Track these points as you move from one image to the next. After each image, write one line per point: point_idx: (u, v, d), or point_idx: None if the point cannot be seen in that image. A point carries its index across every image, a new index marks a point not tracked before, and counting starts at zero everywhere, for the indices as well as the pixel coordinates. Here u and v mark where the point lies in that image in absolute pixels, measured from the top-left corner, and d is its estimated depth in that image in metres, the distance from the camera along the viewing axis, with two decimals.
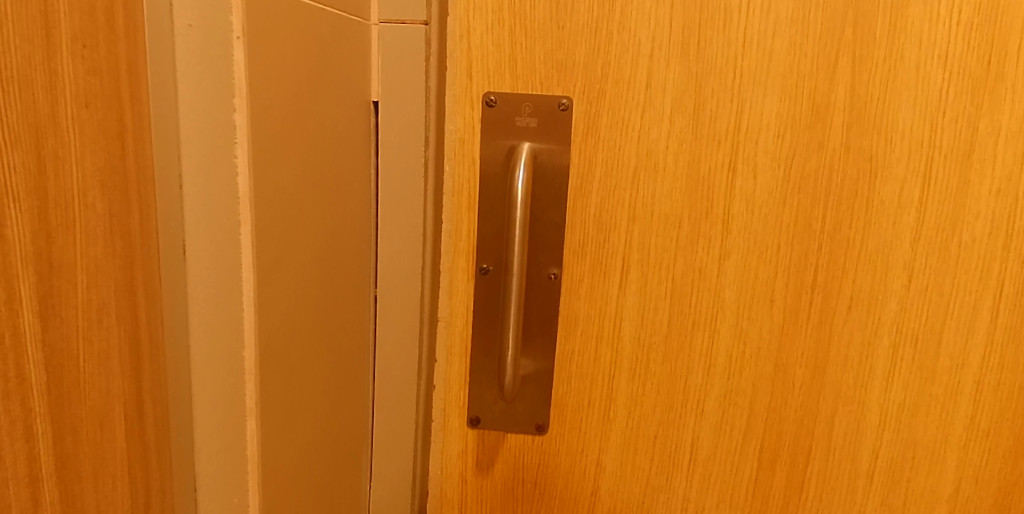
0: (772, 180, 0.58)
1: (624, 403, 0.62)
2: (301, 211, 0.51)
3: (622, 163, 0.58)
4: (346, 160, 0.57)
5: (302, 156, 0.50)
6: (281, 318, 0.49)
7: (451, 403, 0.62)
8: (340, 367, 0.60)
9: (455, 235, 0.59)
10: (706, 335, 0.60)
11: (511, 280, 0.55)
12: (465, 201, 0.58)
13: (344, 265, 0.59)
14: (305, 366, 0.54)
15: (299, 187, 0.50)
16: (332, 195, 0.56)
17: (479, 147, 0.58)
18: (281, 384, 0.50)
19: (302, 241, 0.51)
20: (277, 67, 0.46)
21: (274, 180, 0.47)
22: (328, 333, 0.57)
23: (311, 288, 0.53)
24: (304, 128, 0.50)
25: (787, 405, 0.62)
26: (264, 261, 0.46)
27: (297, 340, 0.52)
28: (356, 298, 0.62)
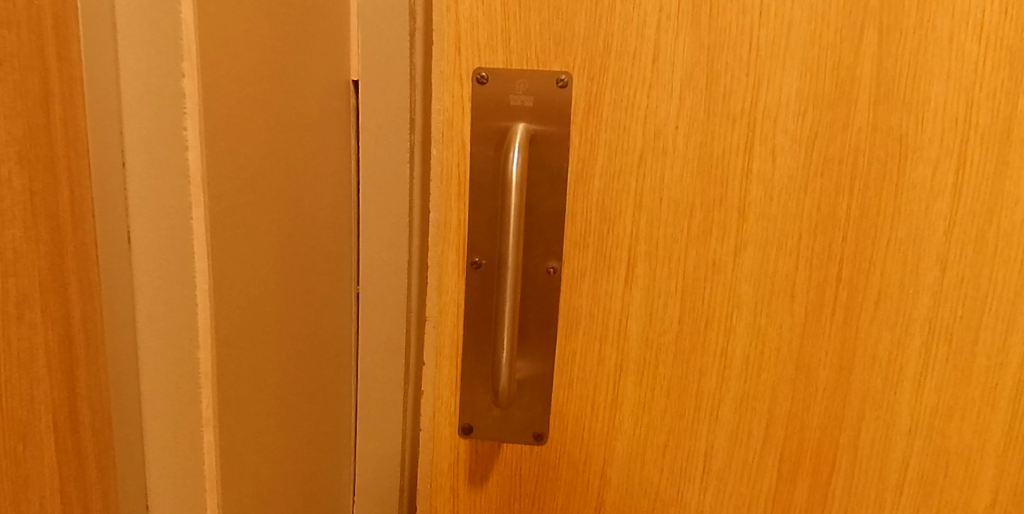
0: (792, 162, 0.53)
1: (630, 409, 0.57)
2: (265, 200, 0.46)
3: (628, 146, 0.52)
4: (320, 146, 0.53)
5: (267, 140, 0.46)
6: (243, 316, 0.44)
7: (442, 410, 0.57)
8: (312, 369, 0.56)
9: (443, 225, 0.54)
10: (721, 334, 0.55)
11: (505, 273, 0.50)
12: (455, 189, 0.53)
13: (317, 260, 0.55)
14: (271, 369, 0.49)
15: (262, 173, 0.46)
16: (303, 184, 0.51)
17: (470, 129, 0.52)
18: (244, 391, 0.45)
19: (266, 233, 0.47)
20: (238, 38, 0.41)
21: (234, 164, 0.42)
22: (297, 332, 0.53)
23: (278, 284, 0.49)
24: (270, 109, 0.46)
25: (809, 410, 0.57)
26: (223, 253, 0.41)
27: (262, 341, 0.47)
28: (331, 298, 0.57)
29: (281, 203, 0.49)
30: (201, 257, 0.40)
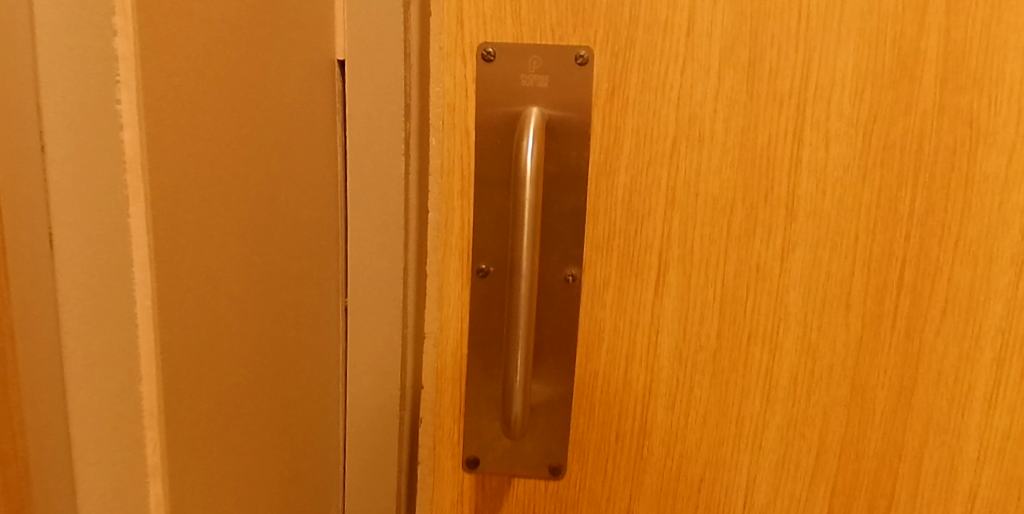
0: (847, 150, 0.45)
1: (661, 438, 0.49)
2: (227, 204, 0.40)
3: (658, 133, 0.45)
4: (299, 145, 0.47)
5: (227, 133, 0.39)
6: (196, 339, 0.38)
7: (442, 441, 0.49)
8: (291, 398, 0.49)
9: (444, 227, 0.46)
10: (766, 352, 0.48)
11: (518, 284, 0.42)
12: (457, 185, 0.45)
13: (297, 275, 0.48)
14: (235, 400, 0.42)
15: (222, 172, 0.39)
16: (278, 188, 0.45)
17: (475, 115, 0.45)
18: (199, 426, 0.39)
19: (228, 242, 0.40)
20: (185, 13, 0.35)
21: (183, 161, 0.36)
22: (270, 357, 0.46)
23: (246, 295, 0.43)
24: (231, 100, 0.39)
25: (865, 436, 0.49)
26: (169, 264, 0.35)
27: (225, 366, 0.41)
28: (315, 317, 0.50)
29: (252, 192, 0.42)
30: (140, 269, 0.34)
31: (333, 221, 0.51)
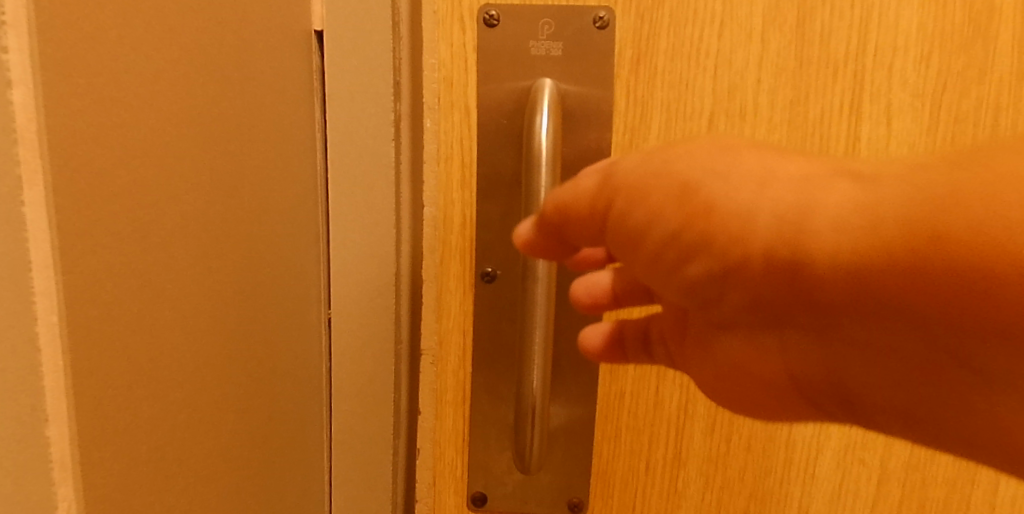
0: (913, 125, 0.39)
1: (698, 468, 0.42)
2: (169, 199, 0.31)
3: (692, 108, 0.38)
4: (260, 132, 0.39)
5: (169, 106, 0.31)
6: (131, 371, 0.29)
7: (443, 474, 0.42)
8: (255, 432, 0.41)
9: (442, 223, 0.39)
10: None
11: (535, 290, 0.35)
12: (456, 173, 0.38)
13: (255, 285, 0.40)
14: (181, 440, 0.33)
15: (156, 155, 0.30)
16: (235, 182, 0.37)
17: (475, 90, 0.38)
18: (131, 475, 0.30)
19: (170, 246, 0.32)
20: None
21: (112, 138, 0.27)
22: (231, 388, 0.38)
23: (191, 303, 0.34)
24: (169, 65, 0.31)
25: (934, 461, 0.43)
26: (91, 276, 0.27)
27: (166, 396, 0.32)
28: (286, 335, 0.43)
29: (201, 178, 0.34)
30: (41, 272, 0.24)
31: (309, 220, 0.44)
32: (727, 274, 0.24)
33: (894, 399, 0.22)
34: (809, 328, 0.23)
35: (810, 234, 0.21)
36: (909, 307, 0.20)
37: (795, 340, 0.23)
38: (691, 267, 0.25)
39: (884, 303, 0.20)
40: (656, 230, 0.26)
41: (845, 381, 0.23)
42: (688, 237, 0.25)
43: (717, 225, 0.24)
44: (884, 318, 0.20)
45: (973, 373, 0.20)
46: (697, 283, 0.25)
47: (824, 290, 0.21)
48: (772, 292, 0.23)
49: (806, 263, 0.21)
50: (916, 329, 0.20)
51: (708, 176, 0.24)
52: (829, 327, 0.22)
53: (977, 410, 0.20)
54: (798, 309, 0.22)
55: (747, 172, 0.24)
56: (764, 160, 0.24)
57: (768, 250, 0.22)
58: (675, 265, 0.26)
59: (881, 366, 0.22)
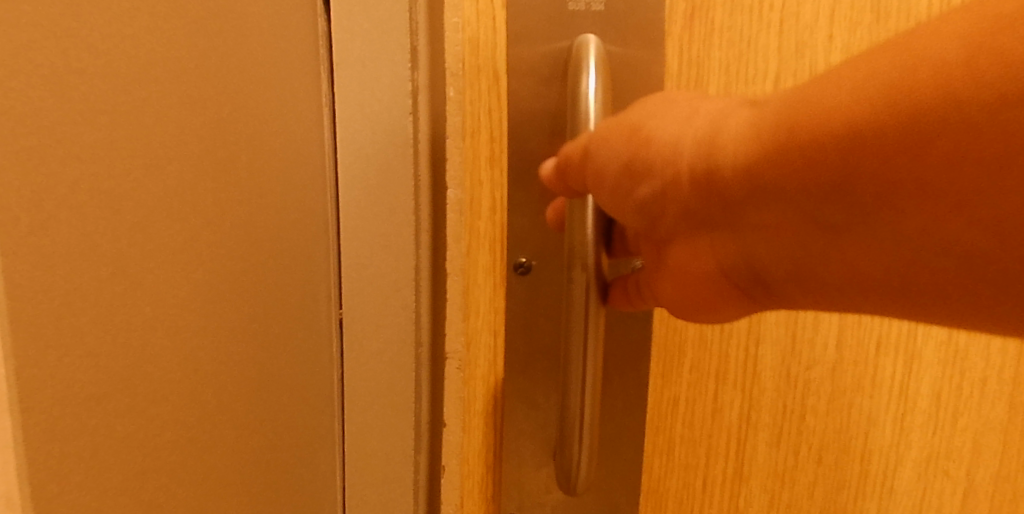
0: None
1: (763, 484, 0.37)
2: (141, 169, 0.28)
3: (754, 68, 0.33)
4: (242, 106, 0.34)
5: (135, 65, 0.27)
6: (64, 383, 0.24)
7: (472, 497, 0.35)
8: (254, 443, 0.36)
9: (469, 209, 0.33)
10: (901, 365, 0.36)
11: (587, 278, 0.30)
12: (484, 149, 0.33)
13: (254, 279, 0.36)
14: (160, 449, 0.29)
15: (110, 117, 0.26)
16: (225, 159, 0.33)
17: (503, 51, 0.32)
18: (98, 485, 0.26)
19: (146, 225, 0.28)
20: None
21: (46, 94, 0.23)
22: (217, 398, 0.33)
23: (173, 296, 0.30)
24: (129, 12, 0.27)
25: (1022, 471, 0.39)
26: (10, 265, 0.22)
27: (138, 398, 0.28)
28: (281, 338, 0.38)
29: (175, 148, 0.30)
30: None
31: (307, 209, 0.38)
32: (666, 192, 0.27)
33: (784, 271, 0.26)
34: (725, 228, 0.26)
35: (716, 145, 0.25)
36: (782, 187, 0.24)
37: (715, 239, 0.27)
38: (639, 196, 0.28)
39: (763, 188, 0.24)
40: (612, 171, 0.27)
41: (756, 268, 0.26)
42: (636, 169, 0.27)
43: (655, 153, 0.27)
44: (768, 201, 0.24)
45: (870, 241, 0.23)
46: (645, 206, 0.28)
47: (730, 190, 0.25)
48: (698, 200, 0.26)
49: (718, 171, 0.25)
50: (793, 207, 0.24)
51: (646, 115, 0.27)
52: (736, 219, 0.26)
53: (833, 260, 0.24)
54: (712, 208, 0.26)
55: (679, 110, 0.27)
56: (687, 98, 0.28)
57: (690, 166, 0.26)
58: (624, 194, 0.28)
59: (778, 246, 0.25)
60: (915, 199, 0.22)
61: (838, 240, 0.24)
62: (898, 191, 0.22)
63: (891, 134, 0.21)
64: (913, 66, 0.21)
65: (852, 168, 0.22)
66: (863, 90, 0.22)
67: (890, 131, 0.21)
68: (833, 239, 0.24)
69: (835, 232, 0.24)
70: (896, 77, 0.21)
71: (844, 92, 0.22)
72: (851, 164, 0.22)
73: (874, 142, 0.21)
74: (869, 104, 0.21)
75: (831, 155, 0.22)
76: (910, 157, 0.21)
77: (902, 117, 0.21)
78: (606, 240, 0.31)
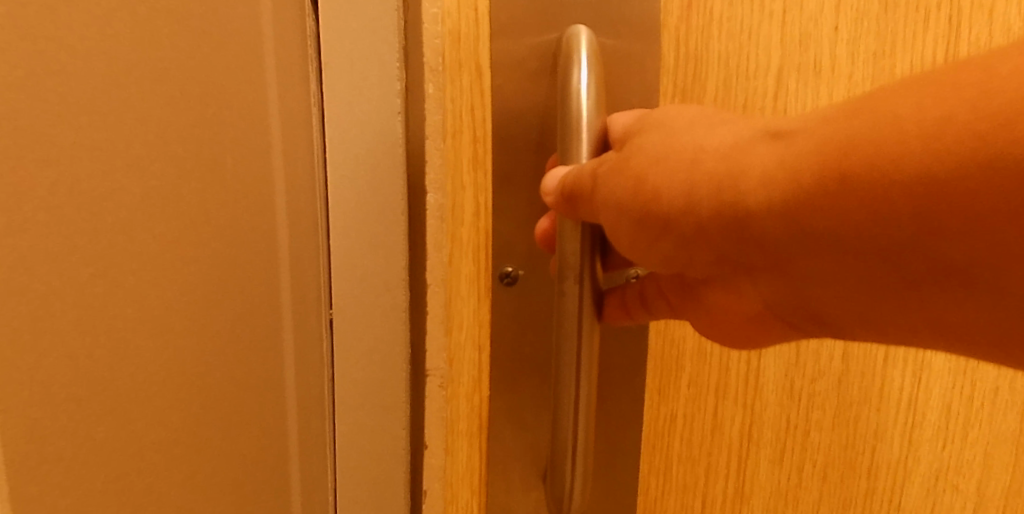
0: None
1: (765, 504, 0.35)
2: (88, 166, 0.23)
3: (756, 62, 0.31)
4: (223, 95, 0.31)
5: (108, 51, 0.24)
6: (38, 406, 0.21)
7: None
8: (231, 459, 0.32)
9: (451, 214, 0.31)
10: (909, 375, 0.34)
11: (581, 291, 0.27)
12: (466, 151, 0.30)
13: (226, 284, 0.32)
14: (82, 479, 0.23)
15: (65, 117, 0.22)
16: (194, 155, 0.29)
17: (488, 44, 0.30)
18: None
19: (71, 219, 0.23)
20: None
21: (4, 85, 0.20)
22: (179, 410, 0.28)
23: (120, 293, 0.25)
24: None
25: None
26: None
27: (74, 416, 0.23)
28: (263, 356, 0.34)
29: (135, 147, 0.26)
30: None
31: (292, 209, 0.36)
32: (689, 243, 0.23)
33: (848, 318, 0.22)
34: (773, 278, 0.23)
35: (745, 201, 0.22)
36: (848, 239, 0.20)
37: (760, 286, 0.23)
38: (657, 246, 0.24)
39: (823, 241, 0.21)
40: (625, 219, 0.24)
41: (816, 314, 0.23)
42: (651, 218, 0.24)
43: (670, 199, 0.23)
44: (822, 254, 0.21)
45: (959, 291, 0.20)
46: (666, 257, 0.24)
47: (773, 241, 0.22)
48: (732, 251, 0.23)
49: (754, 220, 0.22)
50: (859, 258, 0.20)
51: (650, 162, 0.24)
52: (785, 268, 0.22)
53: (910, 309, 0.21)
54: (755, 260, 0.22)
55: (683, 145, 0.24)
56: (687, 128, 0.24)
57: (719, 220, 0.22)
58: (640, 251, 0.25)
59: (841, 296, 0.22)
60: (1013, 254, 0.18)
61: (917, 292, 0.20)
62: (993, 248, 0.18)
63: (980, 186, 0.18)
64: (999, 108, 0.17)
65: (932, 220, 0.19)
66: (932, 136, 0.18)
67: (978, 183, 0.18)
68: (909, 288, 0.20)
69: (916, 284, 0.20)
70: (962, 127, 0.18)
71: (908, 136, 0.19)
72: (928, 216, 0.19)
73: (960, 192, 0.18)
74: (947, 152, 0.18)
75: (902, 206, 0.19)
76: (1003, 211, 0.18)
77: (981, 164, 0.18)
78: (602, 251, 0.28)
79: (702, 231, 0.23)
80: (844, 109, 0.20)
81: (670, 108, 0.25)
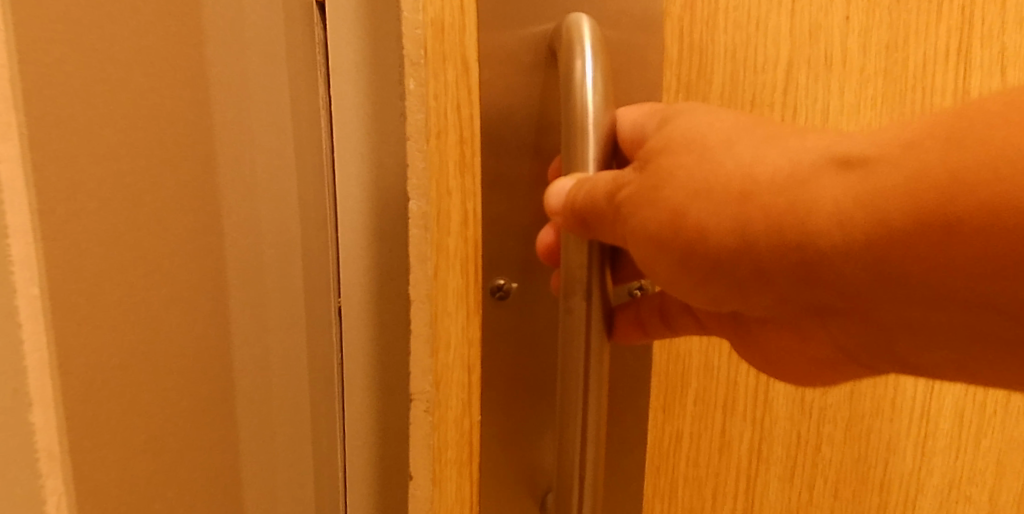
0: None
1: None
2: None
3: (763, 55, 0.29)
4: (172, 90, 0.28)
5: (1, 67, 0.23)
6: None
7: None
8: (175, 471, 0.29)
9: (435, 222, 0.27)
10: (922, 384, 0.33)
11: (590, 307, 0.24)
12: (453, 154, 0.27)
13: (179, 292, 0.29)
14: None
15: None
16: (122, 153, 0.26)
17: (474, 35, 0.26)
18: None
19: None
20: None
21: None
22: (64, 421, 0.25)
23: None
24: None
25: None
26: None
27: None
28: (181, 404, 0.29)
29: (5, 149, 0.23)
30: (20, 239, 0.24)
31: (235, 234, 0.30)
32: (745, 284, 0.20)
33: (933, 360, 0.20)
34: (848, 320, 0.20)
35: (819, 243, 0.19)
36: (948, 289, 0.18)
37: (829, 324, 0.21)
38: (704, 286, 0.21)
39: (914, 290, 0.18)
40: (664, 258, 0.21)
41: (896, 356, 0.21)
42: (698, 258, 0.20)
43: (721, 238, 0.20)
44: (914, 301, 0.19)
45: None
46: (715, 298, 0.21)
47: (855, 287, 0.19)
48: (801, 294, 0.20)
49: (830, 264, 0.19)
50: (959, 306, 0.18)
51: (691, 194, 0.20)
52: (865, 312, 0.20)
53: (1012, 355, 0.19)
54: (828, 301, 0.20)
55: (730, 172, 0.20)
56: (727, 147, 0.20)
57: (784, 262, 0.19)
58: (684, 290, 0.22)
59: (929, 340, 0.20)
60: None
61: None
62: None
63: None
64: None
65: None
66: None
67: None
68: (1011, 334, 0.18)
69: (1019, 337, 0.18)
70: None
71: None
72: None
73: None
74: None
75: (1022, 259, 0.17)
76: None
77: None
78: (613, 263, 0.25)
79: (766, 274, 0.20)
80: (933, 137, 0.18)
81: (696, 118, 0.21)
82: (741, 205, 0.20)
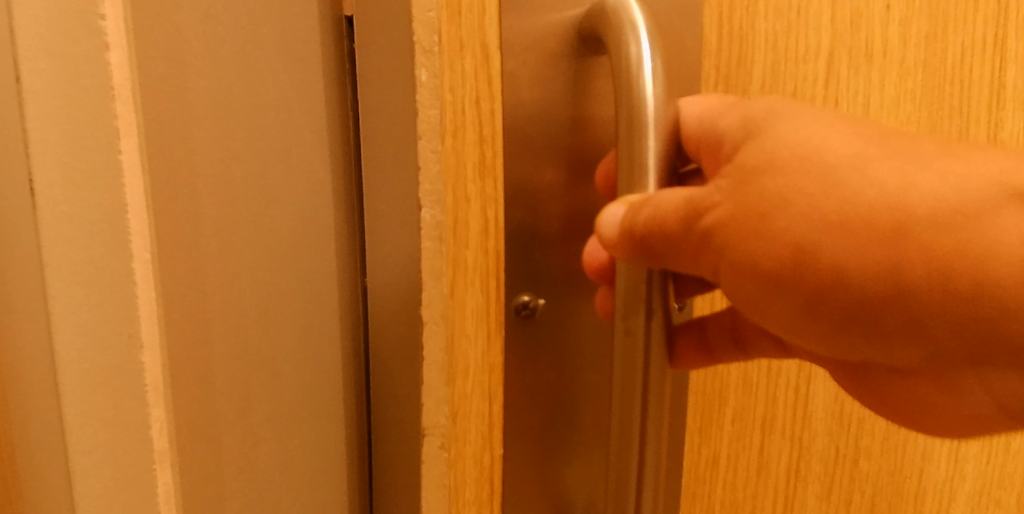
0: None
1: None
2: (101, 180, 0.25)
3: (805, 43, 0.26)
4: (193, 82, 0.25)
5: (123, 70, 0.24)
6: None
7: None
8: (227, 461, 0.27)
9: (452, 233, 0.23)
10: None
11: (649, 328, 0.21)
12: (473, 156, 0.23)
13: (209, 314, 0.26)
14: None
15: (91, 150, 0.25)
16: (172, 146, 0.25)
17: (493, 19, 0.23)
18: None
19: None
20: None
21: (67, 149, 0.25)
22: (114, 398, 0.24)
23: None
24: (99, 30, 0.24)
25: None
26: None
27: None
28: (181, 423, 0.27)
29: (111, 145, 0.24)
30: (136, 214, 0.25)
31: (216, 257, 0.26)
32: (889, 331, 0.20)
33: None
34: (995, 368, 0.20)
35: (989, 289, 0.18)
36: None
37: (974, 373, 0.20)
38: (840, 332, 0.20)
39: None
40: (796, 300, 0.20)
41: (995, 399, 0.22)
42: (836, 302, 0.20)
43: (864, 282, 0.19)
44: None
45: None
46: (847, 345, 0.21)
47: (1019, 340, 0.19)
48: (952, 343, 0.19)
49: (996, 314, 0.18)
50: None
51: (823, 229, 0.19)
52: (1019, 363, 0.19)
53: None
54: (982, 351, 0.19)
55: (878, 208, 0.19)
56: (862, 171, 0.19)
57: (940, 310, 0.19)
58: (807, 332, 0.21)
59: None
60: None
61: None
62: None
63: None
64: None
65: None
66: None
67: None
68: None
69: None
70: None
71: None
72: None
73: None
74: None
75: None
76: None
77: None
78: (671, 277, 0.22)
79: (917, 321, 0.19)
80: None
81: (809, 130, 0.19)
82: (890, 248, 0.19)
